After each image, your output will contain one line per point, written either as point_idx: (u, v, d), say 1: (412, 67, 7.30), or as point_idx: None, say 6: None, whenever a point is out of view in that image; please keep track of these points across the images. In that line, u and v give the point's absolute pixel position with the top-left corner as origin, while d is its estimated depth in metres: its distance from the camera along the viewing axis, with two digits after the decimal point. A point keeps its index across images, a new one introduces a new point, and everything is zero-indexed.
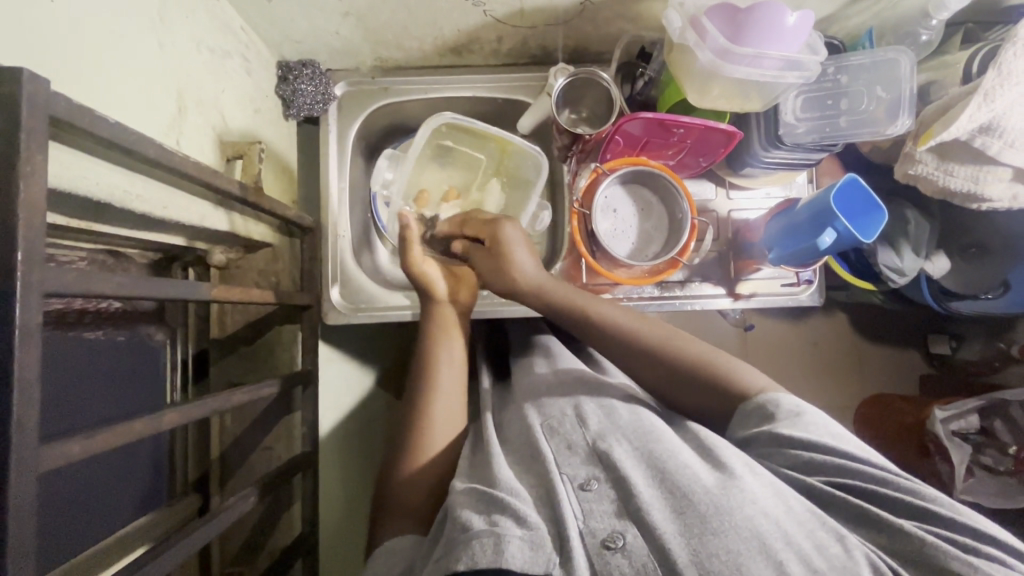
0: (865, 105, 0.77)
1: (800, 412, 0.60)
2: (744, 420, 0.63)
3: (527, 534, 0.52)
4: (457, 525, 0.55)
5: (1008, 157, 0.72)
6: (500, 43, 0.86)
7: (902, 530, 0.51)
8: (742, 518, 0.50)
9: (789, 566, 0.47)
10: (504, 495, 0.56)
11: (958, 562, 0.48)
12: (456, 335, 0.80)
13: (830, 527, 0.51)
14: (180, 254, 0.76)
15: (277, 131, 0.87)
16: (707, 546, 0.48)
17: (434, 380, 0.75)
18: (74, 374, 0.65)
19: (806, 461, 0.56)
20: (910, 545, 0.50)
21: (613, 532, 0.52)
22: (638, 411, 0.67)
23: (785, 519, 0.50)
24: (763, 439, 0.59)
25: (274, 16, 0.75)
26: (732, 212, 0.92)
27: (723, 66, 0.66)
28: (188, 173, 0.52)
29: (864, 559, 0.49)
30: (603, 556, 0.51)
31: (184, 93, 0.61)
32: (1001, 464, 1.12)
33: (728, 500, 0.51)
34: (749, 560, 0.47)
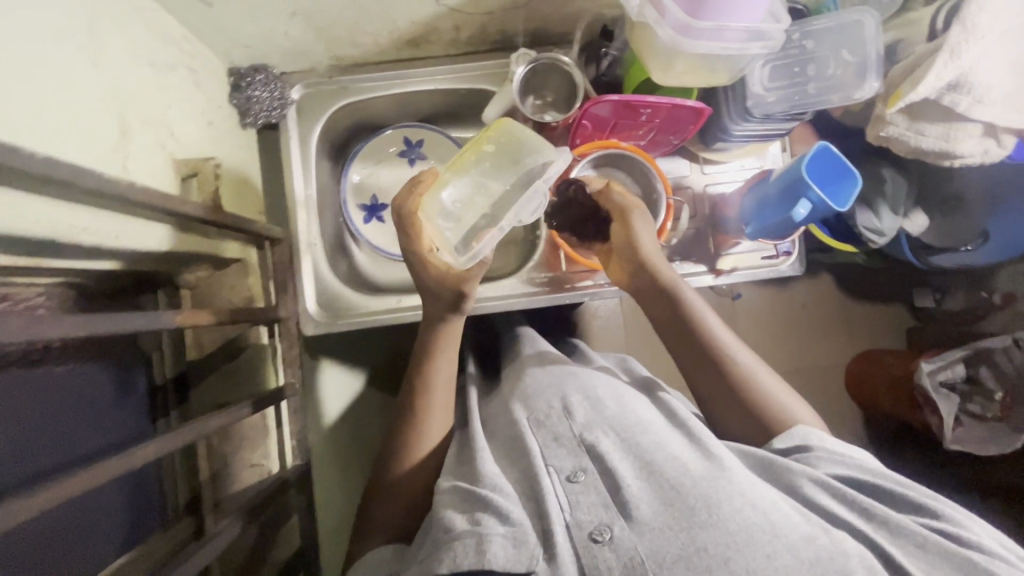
0: (832, 70, 0.75)
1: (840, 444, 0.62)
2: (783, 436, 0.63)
3: (510, 531, 0.52)
4: (440, 526, 0.56)
5: (978, 113, 0.71)
6: (458, 32, 0.83)
7: (900, 524, 0.51)
8: (730, 511, 0.51)
9: (776, 557, 0.48)
10: (487, 492, 0.56)
11: (953, 552, 0.49)
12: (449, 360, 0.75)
13: (816, 519, 0.52)
14: (147, 279, 0.74)
15: (235, 141, 0.84)
16: (695, 539, 0.49)
17: (429, 380, 0.73)
18: (36, 411, 0.64)
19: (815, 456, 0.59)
20: (904, 535, 0.51)
21: (600, 525, 0.52)
22: (623, 400, 0.66)
23: (773, 511, 0.51)
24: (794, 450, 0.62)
25: (217, 23, 0.72)
26: (707, 187, 0.91)
27: (683, 42, 0.64)
28: (136, 199, 0.50)
29: (853, 552, 0.49)
30: (591, 549, 0.51)
31: (127, 114, 0.58)
32: (988, 411, 1.15)
33: (717, 493, 0.52)
34: (736, 554, 0.48)
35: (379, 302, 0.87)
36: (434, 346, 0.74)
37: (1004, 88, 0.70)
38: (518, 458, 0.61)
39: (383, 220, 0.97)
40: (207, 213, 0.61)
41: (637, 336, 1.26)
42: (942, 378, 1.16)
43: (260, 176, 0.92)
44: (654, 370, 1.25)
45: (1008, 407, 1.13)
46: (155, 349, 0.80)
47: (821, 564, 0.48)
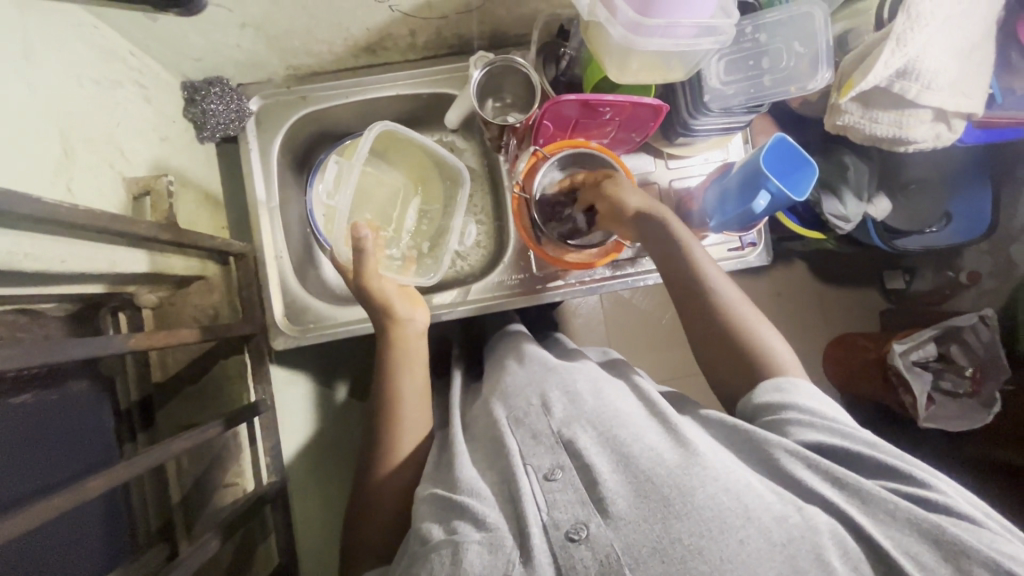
0: (786, 62, 0.76)
1: (810, 391, 0.62)
2: (760, 390, 0.63)
3: (487, 537, 0.52)
4: (418, 538, 0.55)
5: (927, 99, 0.72)
6: (415, 38, 0.83)
7: (870, 493, 0.52)
8: (703, 497, 0.51)
9: (749, 542, 0.48)
10: (464, 499, 0.56)
11: (920, 520, 0.49)
12: (417, 365, 0.74)
13: (789, 498, 0.52)
14: (105, 301, 0.72)
15: (192, 156, 0.83)
16: (671, 530, 0.49)
17: (398, 391, 0.72)
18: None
19: (782, 420, 0.59)
20: (874, 505, 0.51)
21: (577, 524, 0.52)
22: (602, 394, 0.66)
23: (746, 494, 0.52)
24: (768, 408, 0.61)
25: (165, 37, 0.71)
26: (673, 182, 0.91)
27: (636, 40, 0.64)
28: (80, 221, 0.49)
29: (824, 527, 0.50)
30: (567, 549, 0.51)
31: (69, 136, 0.56)
32: (960, 387, 1.19)
33: (691, 481, 0.52)
34: (710, 542, 0.48)
35: (349, 313, 0.86)
36: (399, 363, 0.73)
37: (950, 73, 0.72)
38: (494, 461, 0.61)
39: None
40: (162, 231, 0.60)
41: (617, 332, 1.27)
42: (915, 358, 1.19)
43: (220, 189, 0.90)
44: (639, 364, 1.26)
45: (977, 381, 1.18)
46: (118, 372, 0.77)
47: (793, 545, 0.48)
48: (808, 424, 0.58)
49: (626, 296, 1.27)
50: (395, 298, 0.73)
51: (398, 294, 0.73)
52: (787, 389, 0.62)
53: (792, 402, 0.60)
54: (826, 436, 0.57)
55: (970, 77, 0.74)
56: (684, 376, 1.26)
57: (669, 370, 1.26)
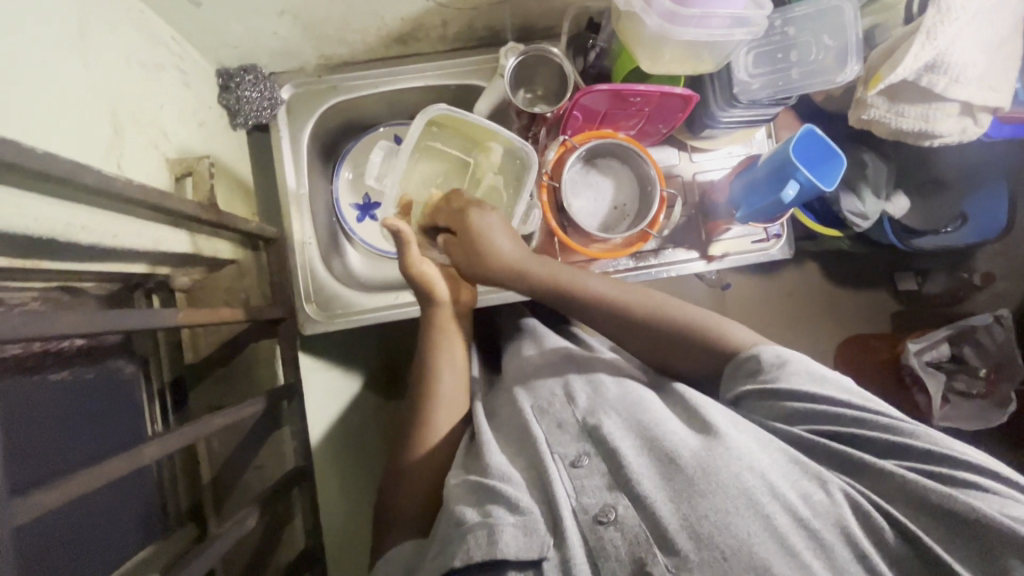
0: (814, 55, 0.77)
1: (790, 364, 0.60)
2: (732, 378, 0.64)
3: (520, 520, 0.52)
4: (452, 519, 0.56)
5: (954, 92, 0.73)
6: (446, 28, 0.84)
7: (883, 472, 0.52)
8: (728, 476, 0.51)
9: (775, 517, 0.49)
10: (496, 483, 0.56)
11: (931, 493, 0.49)
12: (454, 341, 0.79)
13: (812, 471, 0.53)
14: (142, 281, 0.72)
15: (226, 143, 0.84)
16: (697, 508, 0.50)
17: (434, 371, 0.76)
18: (29, 423, 0.61)
19: (768, 411, 0.58)
20: (886, 481, 0.51)
21: (604, 507, 0.53)
22: (625, 384, 0.67)
23: (771, 471, 0.52)
24: (757, 395, 0.60)
25: (207, 23, 0.72)
26: (697, 175, 0.92)
27: (672, 29, 0.65)
28: (135, 196, 0.50)
29: (844, 498, 0.50)
30: (596, 531, 0.52)
31: (118, 115, 0.58)
32: (974, 388, 1.19)
33: (715, 460, 0.52)
34: (737, 517, 0.48)
35: (379, 299, 0.88)
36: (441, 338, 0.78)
37: (978, 67, 0.73)
38: (529, 440, 0.62)
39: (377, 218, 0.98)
40: (205, 211, 0.61)
41: None
42: (929, 358, 1.19)
43: (251, 177, 0.91)
44: None
45: (992, 381, 1.19)
46: (151, 352, 0.78)
47: (819, 520, 0.49)
48: (807, 413, 0.56)
49: None
50: (436, 279, 0.78)
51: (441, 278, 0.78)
52: (758, 370, 0.62)
53: (773, 387, 0.59)
54: (822, 422, 0.56)
55: (997, 72, 0.75)
56: None
57: None
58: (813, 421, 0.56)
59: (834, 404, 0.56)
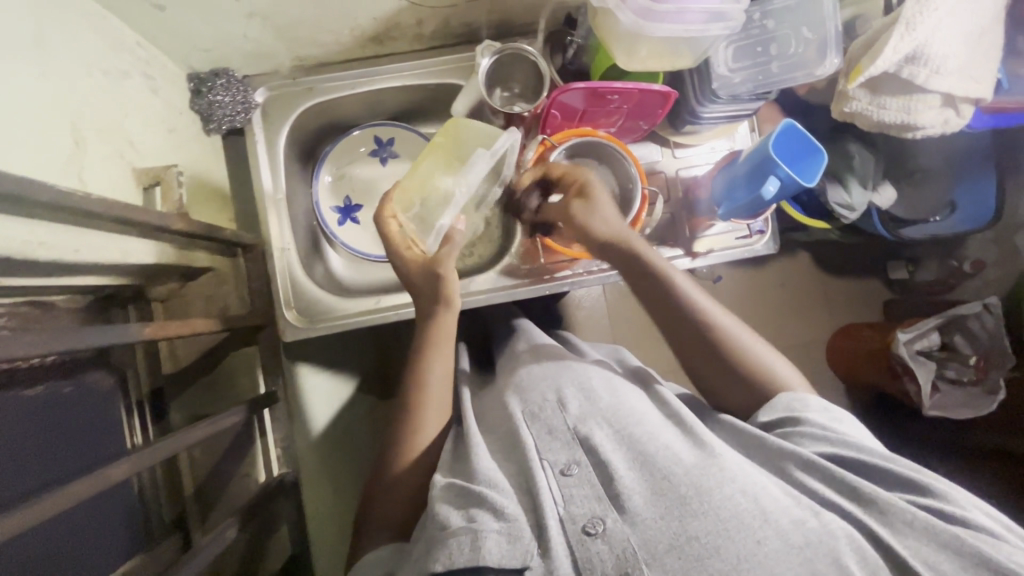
0: (794, 48, 0.76)
1: (825, 408, 0.62)
2: (767, 408, 0.64)
3: (505, 527, 0.52)
4: (435, 523, 0.55)
5: (935, 84, 0.72)
6: (421, 27, 0.82)
7: (890, 503, 0.51)
8: (720, 498, 0.51)
9: (766, 543, 0.49)
10: (482, 489, 0.55)
11: (940, 530, 0.49)
12: (444, 351, 0.74)
13: (806, 502, 0.53)
14: (117, 292, 0.72)
15: (199, 148, 0.82)
16: (687, 529, 0.50)
17: (423, 380, 0.73)
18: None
19: (799, 434, 0.60)
20: (892, 515, 0.51)
21: (593, 518, 0.52)
22: (617, 394, 0.66)
23: (763, 495, 0.52)
24: (781, 423, 0.62)
25: (173, 28, 0.70)
26: (680, 171, 0.91)
27: (646, 26, 0.64)
28: (95, 210, 0.49)
29: (841, 532, 0.50)
30: (584, 543, 0.51)
31: (80, 126, 0.56)
32: (965, 375, 1.19)
33: (708, 481, 0.53)
34: (726, 542, 0.49)
35: (359, 304, 0.87)
36: (430, 346, 0.73)
37: (959, 58, 0.72)
38: (514, 447, 0.61)
39: (358, 221, 0.97)
40: (174, 222, 0.60)
41: (623, 326, 1.29)
42: (919, 347, 1.19)
43: (227, 182, 0.90)
44: (642, 356, 1.29)
45: (982, 368, 1.18)
46: (129, 364, 0.77)
47: (810, 549, 0.49)
48: (825, 438, 0.58)
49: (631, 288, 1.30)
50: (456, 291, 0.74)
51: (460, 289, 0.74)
52: (797, 407, 0.63)
53: (806, 418, 0.61)
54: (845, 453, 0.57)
55: (978, 61, 0.73)
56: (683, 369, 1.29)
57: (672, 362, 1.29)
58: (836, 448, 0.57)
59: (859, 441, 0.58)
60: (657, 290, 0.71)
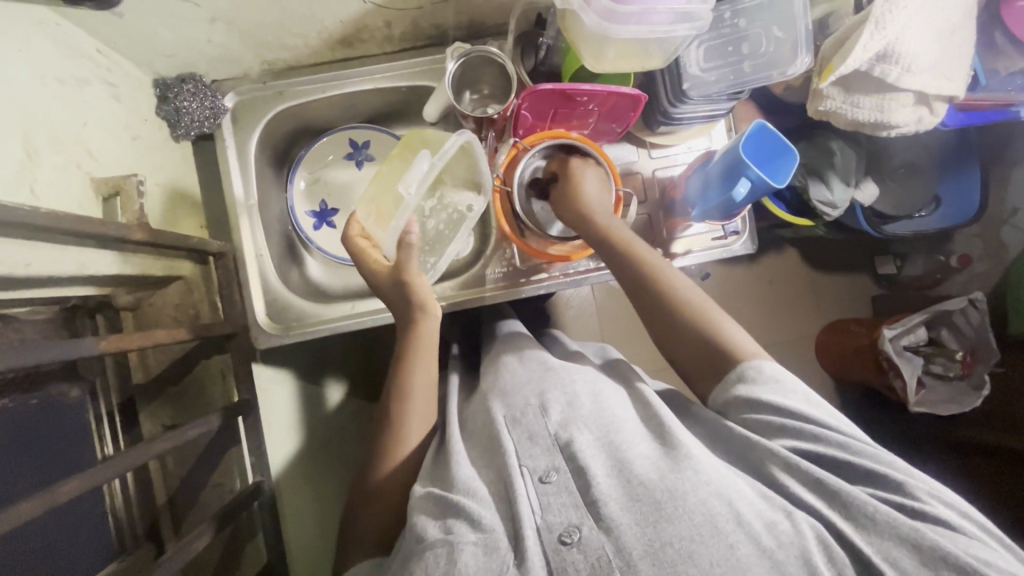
0: (765, 47, 0.76)
1: (778, 378, 0.60)
2: (723, 385, 0.63)
3: (482, 538, 0.51)
4: (413, 534, 0.54)
5: (907, 82, 0.72)
6: (390, 29, 0.81)
7: (853, 498, 0.51)
8: (695, 502, 0.50)
9: (739, 547, 0.47)
10: (460, 498, 0.55)
11: (900, 524, 0.49)
12: (428, 358, 0.73)
13: (779, 503, 0.51)
14: (83, 302, 0.71)
15: (167, 155, 0.81)
16: (661, 534, 0.49)
17: (407, 387, 0.71)
18: None
19: (757, 422, 0.57)
20: (854, 508, 0.50)
21: (569, 527, 0.51)
22: (600, 398, 0.64)
23: (738, 498, 0.51)
24: (738, 404, 0.60)
25: (133, 34, 0.69)
26: (656, 171, 0.90)
27: (609, 27, 0.63)
28: (43, 224, 0.48)
29: (811, 532, 0.49)
30: (560, 553, 0.50)
31: (33, 137, 0.55)
32: (951, 370, 1.19)
33: (683, 485, 0.51)
34: (700, 547, 0.48)
35: (333, 309, 0.86)
36: (411, 355, 0.72)
37: (931, 56, 0.71)
38: (484, 458, 0.60)
39: (334, 226, 0.96)
40: (132, 232, 0.59)
41: (610, 325, 1.29)
42: (906, 342, 1.19)
43: (198, 188, 0.89)
44: (627, 354, 1.28)
45: (967, 364, 1.18)
46: (99, 375, 0.76)
47: (783, 551, 0.48)
48: (785, 428, 0.56)
49: (617, 287, 1.29)
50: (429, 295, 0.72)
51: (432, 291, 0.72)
52: (750, 376, 0.61)
53: (757, 397, 0.59)
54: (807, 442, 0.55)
55: (950, 59, 0.73)
56: (669, 367, 1.29)
57: (659, 360, 1.28)
58: (796, 438, 0.56)
59: (821, 427, 0.56)
60: (626, 272, 0.72)
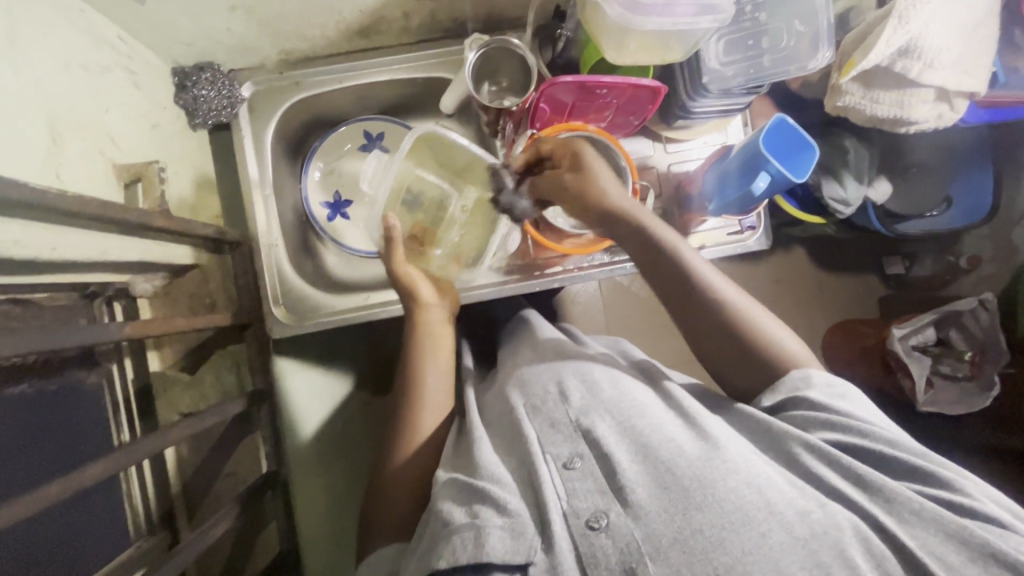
0: (786, 42, 0.76)
1: (829, 383, 0.61)
2: (771, 388, 0.62)
3: (508, 523, 0.51)
4: (439, 519, 0.54)
5: (928, 78, 0.71)
6: (408, 20, 0.81)
7: (895, 492, 0.51)
8: (725, 490, 0.50)
9: (771, 535, 0.47)
10: (484, 484, 0.55)
11: (946, 520, 0.48)
12: (442, 347, 0.76)
13: (812, 492, 0.52)
14: (100, 290, 0.69)
15: (184, 144, 0.81)
16: (692, 521, 0.49)
17: (423, 378, 0.73)
18: None
19: (803, 418, 0.58)
20: (898, 504, 0.50)
21: (596, 512, 0.51)
22: (619, 382, 0.65)
23: (768, 487, 0.51)
24: (786, 404, 0.61)
25: (154, 21, 0.69)
26: (671, 166, 0.90)
27: (632, 18, 0.63)
28: (71, 209, 0.48)
29: (846, 522, 0.49)
30: (588, 537, 0.50)
31: (58, 122, 0.56)
32: (960, 371, 1.19)
33: (713, 474, 0.52)
34: (732, 535, 0.47)
35: (347, 301, 0.86)
36: (421, 348, 0.75)
37: (953, 51, 0.71)
38: (501, 450, 0.60)
39: (348, 217, 0.96)
40: (155, 219, 0.59)
41: (618, 321, 1.29)
42: (914, 342, 1.18)
43: (214, 178, 0.89)
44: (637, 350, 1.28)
45: (977, 365, 1.18)
46: (116, 362, 0.77)
47: (815, 540, 0.47)
48: (832, 424, 0.57)
49: (626, 283, 1.29)
50: (420, 283, 0.77)
51: (424, 281, 0.77)
52: (801, 385, 0.61)
53: (803, 395, 0.60)
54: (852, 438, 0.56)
55: (973, 55, 0.73)
56: (677, 364, 1.29)
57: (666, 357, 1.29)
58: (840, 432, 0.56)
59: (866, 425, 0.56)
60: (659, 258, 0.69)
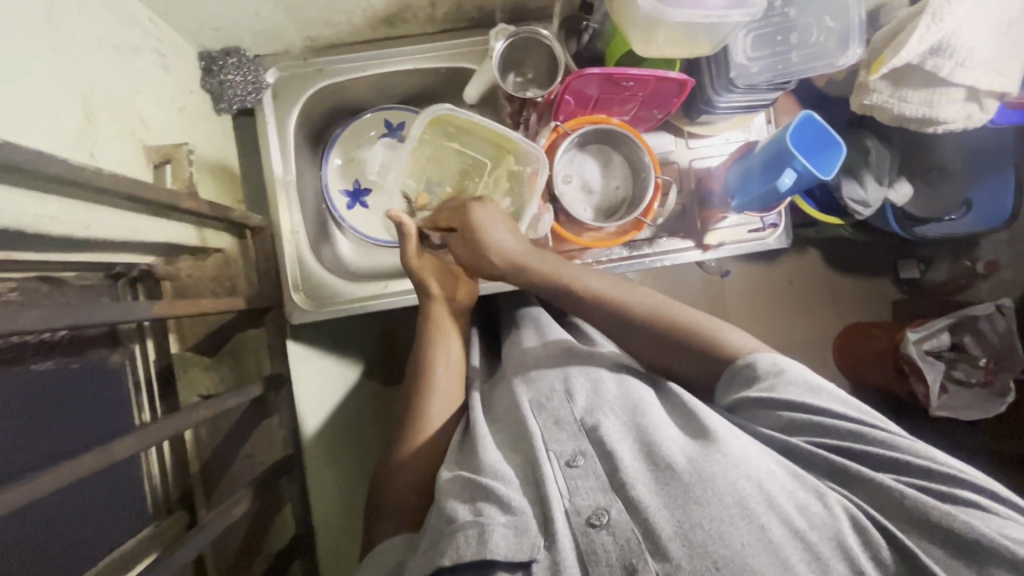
0: (815, 38, 0.75)
1: (778, 371, 0.60)
2: (727, 385, 0.63)
3: (512, 520, 0.51)
4: (442, 515, 0.54)
5: (960, 77, 0.71)
6: (434, 9, 0.81)
7: (880, 485, 0.51)
8: (725, 485, 0.50)
9: (770, 527, 0.47)
10: (488, 481, 0.55)
11: (932, 510, 0.48)
12: (452, 335, 0.78)
13: (811, 484, 0.52)
14: (125, 270, 0.71)
15: (210, 128, 0.82)
16: (692, 516, 0.48)
17: (433, 372, 0.74)
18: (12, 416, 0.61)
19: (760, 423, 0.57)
20: (883, 497, 0.50)
21: (598, 510, 0.51)
22: (625, 382, 0.65)
23: (768, 481, 0.51)
24: (742, 406, 0.60)
25: (184, 4, 0.70)
26: (693, 162, 0.90)
27: (665, 10, 0.63)
28: (108, 187, 0.49)
29: (844, 515, 0.49)
30: (588, 535, 0.50)
31: (92, 102, 0.56)
32: (973, 377, 1.17)
33: (712, 467, 0.51)
34: (731, 527, 0.47)
35: (364, 289, 0.86)
36: (433, 344, 0.76)
37: (985, 50, 0.70)
38: (519, 438, 0.61)
39: (367, 206, 0.96)
40: (182, 200, 0.60)
41: None
42: (929, 346, 1.17)
43: (236, 162, 0.89)
44: None
45: (991, 371, 1.16)
46: (138, 343, 0.78)
47: (817, 533, 0.48)
48: (804, 422, 0.55)
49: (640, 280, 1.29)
50: (429, 275, 0.77)
51: (435, 277, 0.77)
52: (751, 377, 0.61)
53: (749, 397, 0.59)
54: (826, 436, 0.55)
55: (1005, 55, 0.72)
56: None
57: None
58: (813, 432, 0.55)
59: (840, 419, 0.55)
60: (578, 307, 0.73)
